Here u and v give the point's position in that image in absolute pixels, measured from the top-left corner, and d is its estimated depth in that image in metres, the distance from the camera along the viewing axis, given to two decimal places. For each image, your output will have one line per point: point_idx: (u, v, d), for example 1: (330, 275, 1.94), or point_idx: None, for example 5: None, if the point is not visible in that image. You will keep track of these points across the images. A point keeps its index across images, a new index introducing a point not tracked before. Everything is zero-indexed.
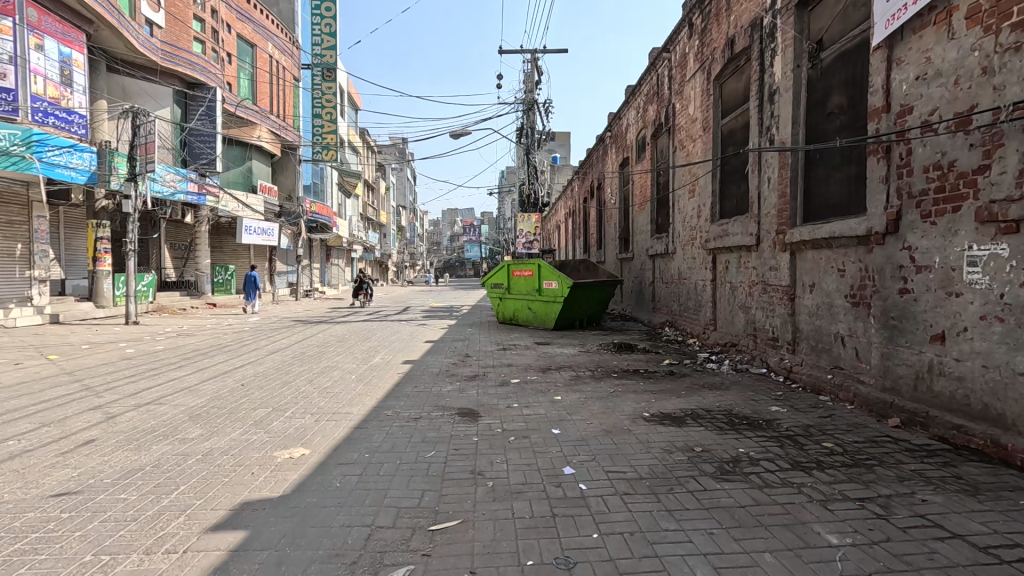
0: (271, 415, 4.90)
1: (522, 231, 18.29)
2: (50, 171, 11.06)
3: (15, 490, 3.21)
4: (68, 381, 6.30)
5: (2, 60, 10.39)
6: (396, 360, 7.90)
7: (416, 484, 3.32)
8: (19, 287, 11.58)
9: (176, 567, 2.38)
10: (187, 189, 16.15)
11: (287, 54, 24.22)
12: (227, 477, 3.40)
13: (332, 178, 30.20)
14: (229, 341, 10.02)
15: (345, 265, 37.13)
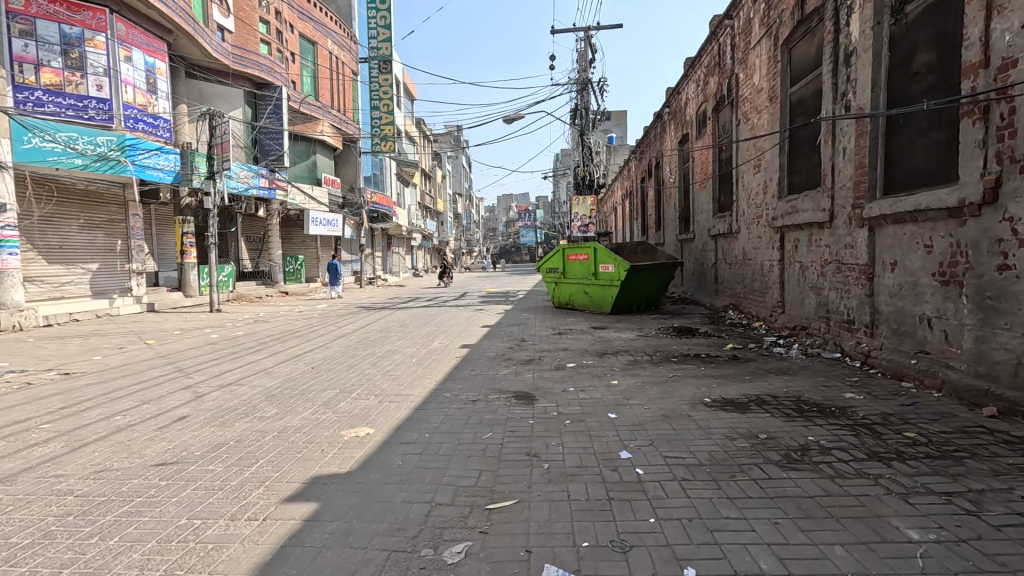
0: (338, 396, 5.19)
1: (577, 214, 18.06)
2: (142, 172, 12.16)
3: (122, 459, 3.61)
4: (163, 363, 6.97)
5: (98, 72, 11.43)
6: (454, 344, 8.11)
7: (473, 464, 3.41)
8: (121, 279, 12.85)
9: (258, 533, 2.59)
10: (259, 184, 17.18)
11: (346, 49, 25.00)
12: (300, 453, 3.66)
13: (391, 169, 31.12)
14: (300, 327, 10.68)
15: (405, 253, 38.32)
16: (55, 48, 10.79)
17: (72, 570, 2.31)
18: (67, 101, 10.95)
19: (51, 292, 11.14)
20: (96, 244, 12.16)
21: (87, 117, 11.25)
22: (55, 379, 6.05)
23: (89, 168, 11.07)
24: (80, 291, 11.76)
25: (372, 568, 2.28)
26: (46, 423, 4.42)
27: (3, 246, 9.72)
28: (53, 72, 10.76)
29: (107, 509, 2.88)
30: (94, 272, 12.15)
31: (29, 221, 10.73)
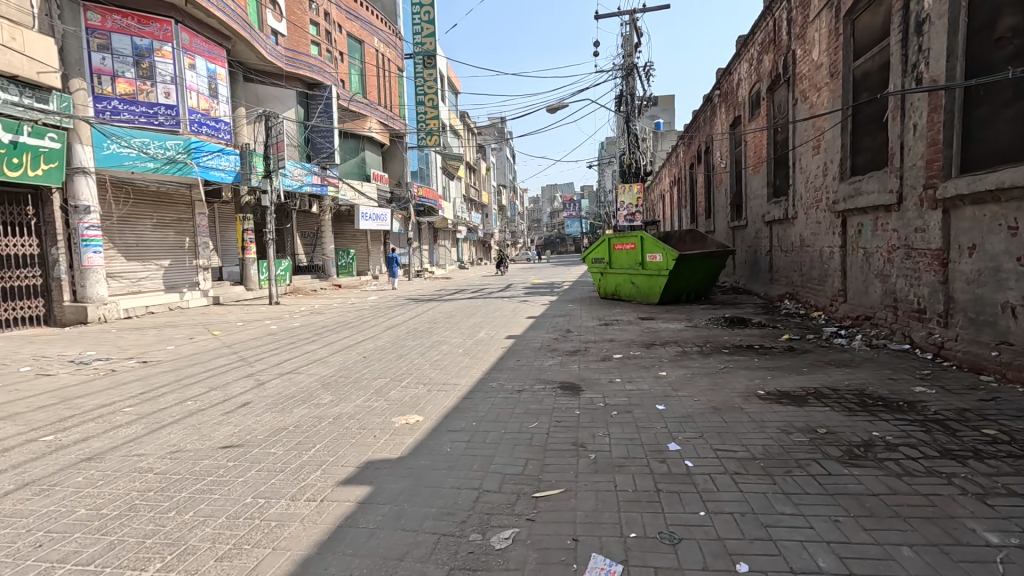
0: (389, 385, 5.37)
1: (623, 203, 17.71)
2: (205, 173, 13.01)
3: (195, 441, 3.89)
4: (228, 353, 7.44)
5: (166, 81, 12.18)
6: (500, 335, 8.19)
7: (519, 452, 3.45)
8: (190, 274, 13.74)
9: (316, 513, 2.73)
10: (312, 181, 17.88)
11: (391, 46, 25.46)
12: (354, 438, 3.81)
13: (436, 162, 31.53)
14: (352, 318, 11.09)
15: (451, 246, 38.89)
16: (128, 60, 11.57)
17: (154, 541, 2.52)
18: (139, 109, 11.73)
19: (129, 286, 12.06)
20: (167, 242, 13.07)
21: (157, 123, 12.04)
22: (135, 367, 6.58)
23: (160, 171, 11.97)
24: (154, 286, 12.67)
25: (423, 550, 2.36)
26: (128, 407, 4.82)
27: (88, 245, 10.56)
28: (127, 82, 11.56)
29: (182, 486, 3.11)
30: (166, 267, 13.05)
31: (109, 221, 11.61)
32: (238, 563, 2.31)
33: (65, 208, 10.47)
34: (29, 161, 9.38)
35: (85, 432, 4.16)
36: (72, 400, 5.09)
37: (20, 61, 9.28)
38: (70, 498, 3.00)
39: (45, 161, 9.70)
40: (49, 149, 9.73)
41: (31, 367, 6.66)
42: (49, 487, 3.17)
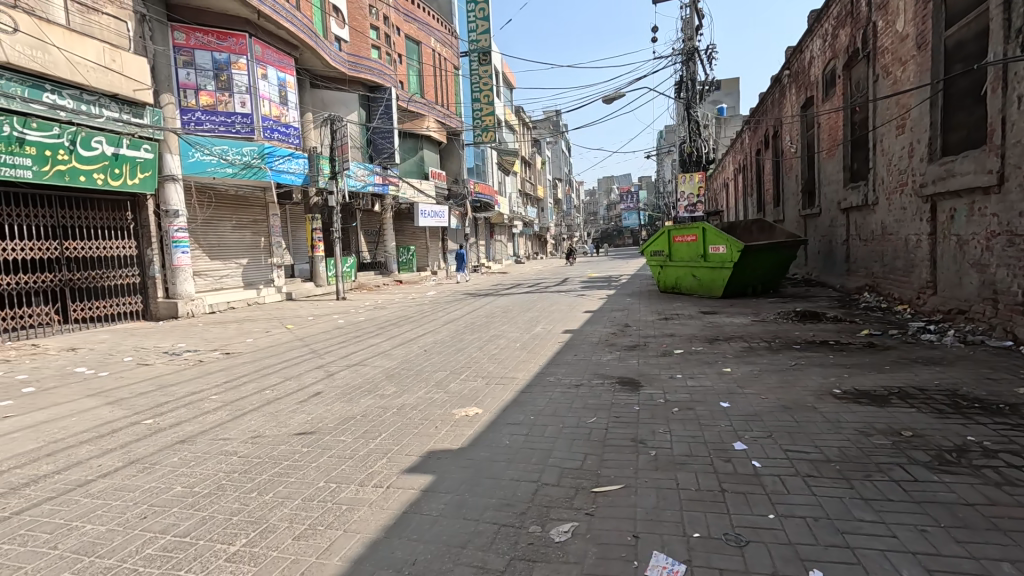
0: (448, 377, 5.52)
1: (684, 193, 17.08)
2: (278, 176, 13.87)
3: (273, 427, 4.19)
4: (301, 345, 7.92)
5: (242, 91, 13.05)
6: (557, 330, 8.17)
7: (578, 447, 3.44)
8: (265, 272, 14.70)
9: (382, 499, 2.86)
10: (374, 181, 18.57)
11: (447, 45, 25.91)
12: (416, 429, 3.95)
13: (491, 158, 31.80)
14: (413, 313, 11.44)
15: (508, 241, 39.20)
16: (209, 73, 12.51)
17: (240, 518, 2.74)
18: (218, 119, 12.70)
19: (213, 283, 13.08)
20: (245, 242, 14.04)
21: (234, 131, 12.97)
22: (220, 358, 7.15)
23: (237, 175, 12.85)
24: (234, 283, 13.66)
25: (484, 539, 2.41)
26: (215, 394, 5.25)
27: (177, 246, 11.56)
28: (208, 94, 12.54)
29: (262, 469, 3.36)
30: (244, 266, 14.02)
31: (195, 224, 12.65)
32: (312, 542, 2.46)
33: (158, 212, 11.49)
34: (127, 171, 10.38)
35: (178, 417, 4.57)
36: (167, 388, 5.62)
37: (120, 81, 10.28)
38: (169, 476, 3.32)
39: (142, 170, 10.70)
40: (144, 160, 10.72)
41: (133, 357, 7.40)
42: (151, 465, 3.52)
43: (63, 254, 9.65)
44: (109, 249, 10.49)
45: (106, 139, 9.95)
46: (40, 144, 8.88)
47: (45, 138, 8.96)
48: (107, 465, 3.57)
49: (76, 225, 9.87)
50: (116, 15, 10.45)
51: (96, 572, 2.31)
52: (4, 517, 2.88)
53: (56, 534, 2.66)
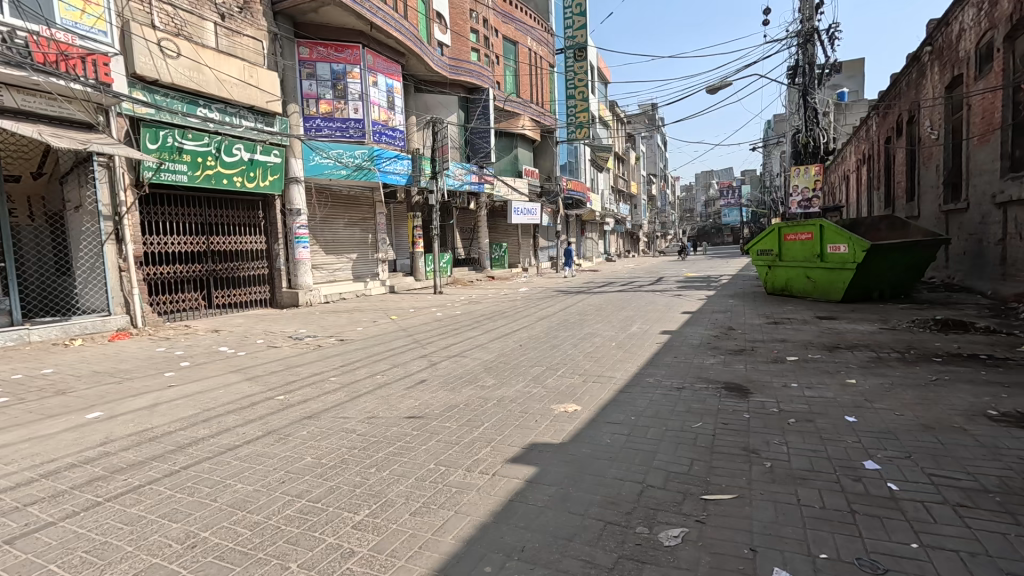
0: (545, 373, 5.58)
1: (797, 187, 15.71)
2: (384, 177, 14.88)
3: (386, 409, 4.51)
4: (405, 335, 8.43)
5: (355, 98, 14.07)
6: (654, 330, 7.93)
7: (683, 451, 3.33)
8: (372, 266, 15.82)
9: (488, 486, 2.98)
10: (471, 180, 19.24)
11: (543, 43, 26.04)
12: (517, 421, 4.05)
13: (585, 155, 31.48)
14: (506, 308, 11.69)
15: (599, 238, 38.66)
16: (328, 83, 13.60)
17: (362, 490, 2.99)
18: (335, 124, 13.80)
19: (327, 276, 14.30)
20: (355, 238, 15.19)
21: (348, 136, 14.04)
22: (335, 344, 7.83)
23: (351, 177, 13.97)
24: (345, 276, 14.83)
25: (591, 535, 2.42)
26: (334, 376, 5.78)
27: (299, 242, 12.64)
28: (327, 102, 13.66)
29: (379, 447, 3.63)
30: (354, 260, 15.18)
31: (314, 221, 13.91)
32: (427, 519, 2.63)
33: (284, 211, 12.71)
34: (260, 174, 11.68)
35: (304, 395, 5.08)
36: (293, 368, 6.29)
37: (256, 94, 11.57)
38: (301, 447, 3.71)
39: (272, 173, 11.96)
40: (274, 163, 11.97)
41: (264, 339, 8.35)
42: (285, 436, 3.95)
43: (209, 247, 11.17)
44: (243, 243, 11.95)
45: (244, 146, 11.24)
46: (194, 153, 10.27)
47: (197, 147, 10.34)
48: (249, 433, 4.06)
49: (219, 222, 11.37)
50: (255, 35, 11.82)
51: (248, 525, 2.65)
52: (175, 470, 3.39)
53: (215, 489, 3.09)
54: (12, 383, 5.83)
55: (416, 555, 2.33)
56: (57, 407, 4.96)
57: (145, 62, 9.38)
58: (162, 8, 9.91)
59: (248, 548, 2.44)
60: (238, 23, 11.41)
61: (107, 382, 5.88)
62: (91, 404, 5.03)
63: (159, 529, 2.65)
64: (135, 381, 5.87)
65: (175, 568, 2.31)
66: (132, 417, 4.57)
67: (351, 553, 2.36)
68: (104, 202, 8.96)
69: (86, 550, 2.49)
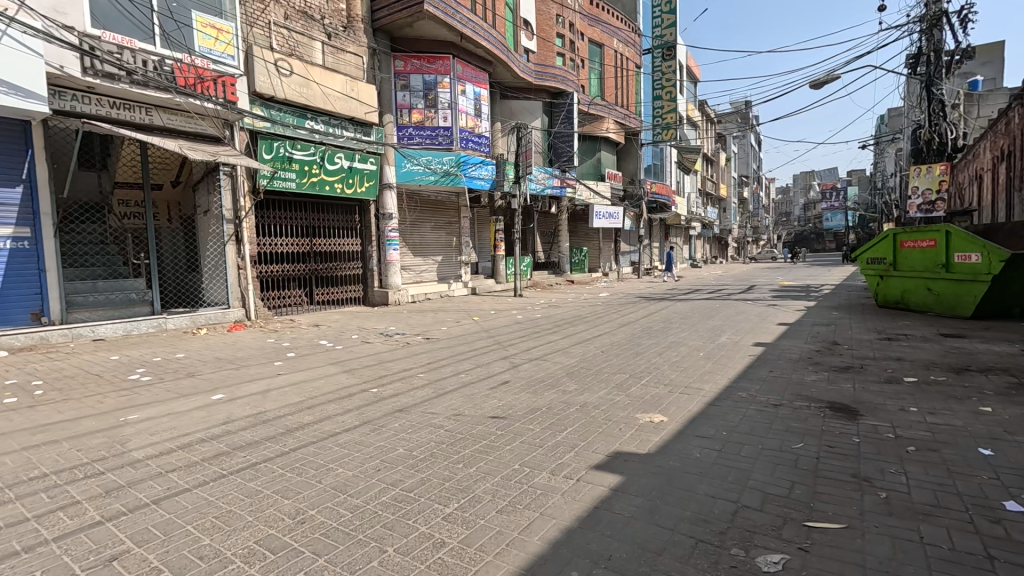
0: (629, 381, 5.46)
1: (917, 189, 14.10)
2: (469, 182, 15.43)
3: (471, 407, 4.65)
4: (487, 336, 8.64)
5: (445, 107, 14.60)
6: (746, 341, 7.48)
7: (782, 473, 3.12)
8: (455, 268, 16.38)
9: (573, 491, 2.97)
10: (553, 184, 19.30)
11: (631, 44, 25.54)
12: (601, 428, 4.01)
13: (670, 157, 30.41)
14: (586, 313, 11.61)
15: (684, 243, 37.18)
16: (420, 94, 14.25)
17: (451, 484, 3.11)
18: (425, 133, 14.47)
19: (415, 277, 15.01)
20: (441, 241, 15.82)
21: (437, 143, 14.63)
22: (422, 342, 8.22)
23: (438, 182, 14.59)
24: (431, 277, 15.48)
25: (681, 551, 2.34)
26: (421, 373, 6.08)
27: (390, 244, 13.40)
28: (419, 112, 14.33)
29: (466, 444, 3.75)
30: (439, 262, 15.81)
31: (404, 225, 14.66)
32: (514, 518, 2.68)
33: (378, 215, 13.51)
34: (358, 181, 12.56)
35: (395, 389, 5.37)
36: (386, 363, 6.69)
37: (356, 106, 12.43)
38: (393, 438, 3.93)
39: (367, 180, 12.82)
40: (370, 171, 12.83)
41: (358, 335, 8.96)
42: (378, 427, 4.21)
43: (312, 248, 12.18)
44: (341, 244, 12.87)
45: (345, 155, 12.14)
46: (301, 162, 11.25)
47: (304, 157, 11.30)
48: (347, 422, 4.37)
49: (321, 225, 12.35)
50: (356, 52, 12.72)
51: (350, 507, 2.85)
52: (285, 452, 3.73)
53: (319, 471, 3.36)
54: (154, 364, 6.73)
55: (504, 552, 2.38)
56: (188, 387, 5.64)
57: (264, 81, 10.42)
58: (279, 32, 10.94)
59: (351, 528, 2.63)
60: (342, 41, 12.35)
61: (227, 367, 6.60)
62: (215, 387, 5.66)
63: (274, 504, 2.93)
64: (250, 368, 6.54)
65: (288, 540, 2.54)
66: (248, 400, 5.09)
67: (442, 544, 2.47)
68: (227, 206, 10.04)
69: (216, 516, 2.81)
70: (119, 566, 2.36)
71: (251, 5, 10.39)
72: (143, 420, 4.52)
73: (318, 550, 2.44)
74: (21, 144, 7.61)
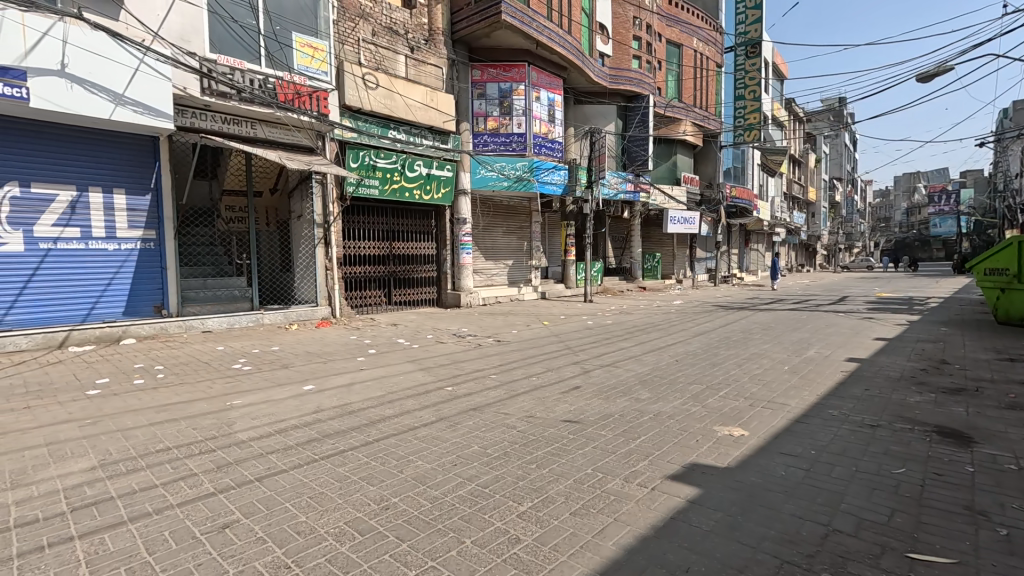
0: (706, 392, 5.26)
1: None
2: (542, 187, 15.49)
3: (543, 410, 4.70)
4: (557, 341, 8.65)
5: (519, 114, 14.80)
6: (838, 356, 6.94)
7: (880, 499, 2.89)
8: (525, 272, 16.54)
9: (647, 500, 2.93)
10: (626, 189, 18.96)
11: (711, 43, 24.59)
12: (677, 438, 3.91)
13: (753, 159, 28.86)
14: (659, 320, 11.30)
15: (766, 250, 35.10)
16: (495, 102, 14.59)
17: (524, 483, 3.17)
18: (499, 140, 14.76)
19: (486, 280, 15.33)
20: (512, 245, 16.06)
21: (511, 149, 14.87)
22: (493, 344, 8.40)
23: (511, 187, 14.81)
24: (502, 280, 15.74)
25: (765, 570, 2.25)
26: (494, 374, 6.22)
27: (463, 248, 13.80)
28: (494, 119, 14.67)
29: (539, 445, 3.81)
30: (510, 266, 16.05)
31: (477, 229, 15.03)
32: (588, 521, 2.69)
33: (452, 220, 13.96)
34: (435, 187, 13.08)
35: (468, 388, 5.54)
36: (459, 362, 6.92)
37: (435, 116, 12.93)
38: (468, 435, 4.06)
39: (444, 186, 13.27)
40: (446, 177, 13.28)
41: (433, 335, 9.33)
42: (453, 424, 4.37)
43: (391, 251, 12.80)
44: (417, 248, 13.46)
45: (423, 162, 12.66)
46: (384, 169, 11.86)
47: (387, 164, 11.92)
48: (424, 417, 4.56)
49: (400, 229, 12.99)
50: (437, 63, 13.25)
51: (429, 498, 3.00)
52: (368, 442, 3.97)
53: (401, 462, 3.55)
54: (253, 355, 7.38)
55: (578, 553, 2.40)
56: (283, 378, 6.15)
57: (353, 94, 11.11)
58: (367, 48, 11.66)
59: (430, 518, 2.77)
60: (423, 53, 12.95)
61: (316, 361, 7.12)
62: (306, 378, 6.13)
63: (361, 489, 3.14)
64: (335, 363, 6.99)
65: (374, 524, 2.71)
66: (336, 391, 5.47)
67: (517, 540, 2.53)
68: (318, 212, 10.82)
69: (310, 496, 3.06)
70: (230, 533, 2.64)
71: (343, 24, 11.15)
72: (246, 405, 4.99)
73: (401, 535, 2.59)
74: (150, 157, 8.66)
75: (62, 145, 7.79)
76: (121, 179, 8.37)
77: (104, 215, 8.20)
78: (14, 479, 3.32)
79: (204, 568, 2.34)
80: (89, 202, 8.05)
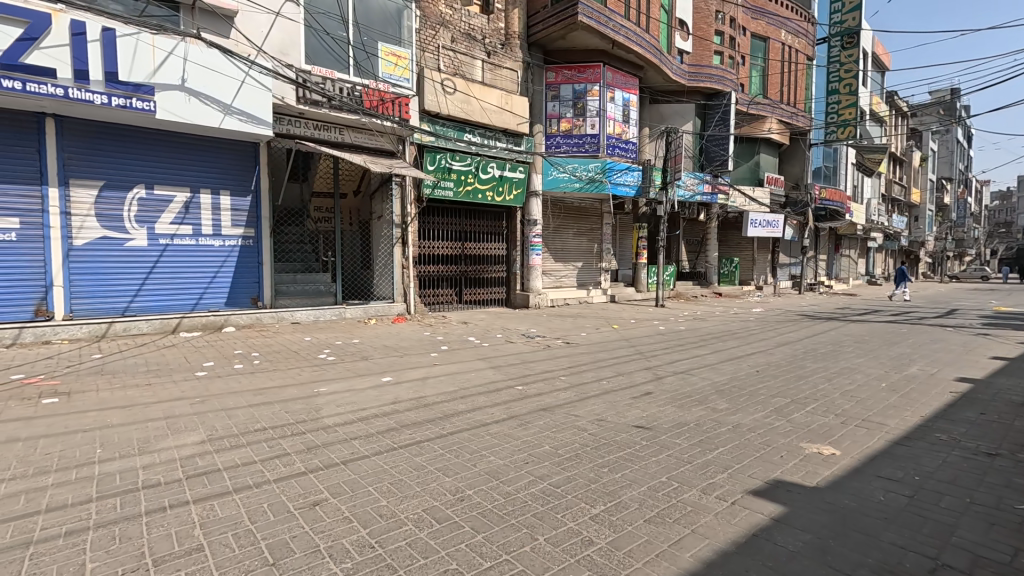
0: (791, 406, 4.95)
1: None
2: (615, 189, 15.24)
3: (613, 415, 4.64)
4: (628, 345, 8.47)
5: (593, 115, 14.61)
6: (945, 376, 6.26)
7: (1001, 535, 2.59)
8: (595, 274, 16.34)
9: (728, 514, 2.81)
10: (703, 190, 18.24)
11: (802, 34, 23.02)
12: (759, 452, 3.71)
13: (846, 157, 26.70)
14: (738, 328, 10.77)
15: (859, 257, 32.36)
16: (569, 103, 14.56)
17: (596, 486, 3.15)
18: (572, 141, 14.71)
19: (555, 281, 15.32)
20: (582, 247, 15.93)
21: (584, 151, 14.73)
22: (562, 345, 8.39)
23: (583, 189, 14.70)
24: (571, 282, 15.67)
25: None
26: (564, 376, 6.21)
27: (533, 249, 13.90)
28: (567, 120, 14.64)
29: (610, 449, 3.77)
30: (579, 268, 15.93)
31: (547, 230, 15.07)
32: (663, 530, 2.63)
33: (523, 221, 14.09)
34: (507, 189, 13.22)
35: (538, 389, 5.57)
36: (529, 362, 6.98)
37: (510, 118, 13.14)
38: (539, 435, 4.09)
39: (516, 187, 13.42)
40: (518, 179, 13.41)
41: (503, 334, 9.47)
42: (523, 422, 4.42)
43: (463, 251, 13.14)
44: (488, 248, 13.72)
45: (496, 164, 12.88)
46: (458, 171, 12.20)
47: (462, 167, 12.25)
48: (495, 415, 4.65)
49: (471, 229, 13.31)
50: (512, 67, 13.47)
51: (502, 493, 3.05)
52: (441, 435, 4.11)
53: (474, 456, 3.65)
54: (337, 347, 7.87)
55: (653, 561, 2.36)
56: (364, 369, 6.50)
57: (432, 99, 11.50)
58: (446, 54, 12.05)
59: (503, 512, 2.82)
60: (500, 58, 13.20)
61: (393, 354, 7.46)
62: (384, 370, 6.44)
63: (437, 479, 3.26)
64: (410, 357, 7.29)
65: (450, 513, 2.81)
66: (411, 385, 5.70)
67: (590, 542, 2.52)
68: (396, 213, 11.34)
69: (390, 482, 3.22)
70: (320, 510, 2.85)
71: (425, 33, 11.59)
72: (331, 393, 5.32)
73: (476, 526, 2.67)
74: (252, 161, 9.46)
75: (180, 151, 8.70)
76: (227, 181, 9.22)
77: (212, 214, 9.07)
78: (140, 446, 3.76)
79: (298, 540, 2.54)
80: (201, 203, 8.94)
